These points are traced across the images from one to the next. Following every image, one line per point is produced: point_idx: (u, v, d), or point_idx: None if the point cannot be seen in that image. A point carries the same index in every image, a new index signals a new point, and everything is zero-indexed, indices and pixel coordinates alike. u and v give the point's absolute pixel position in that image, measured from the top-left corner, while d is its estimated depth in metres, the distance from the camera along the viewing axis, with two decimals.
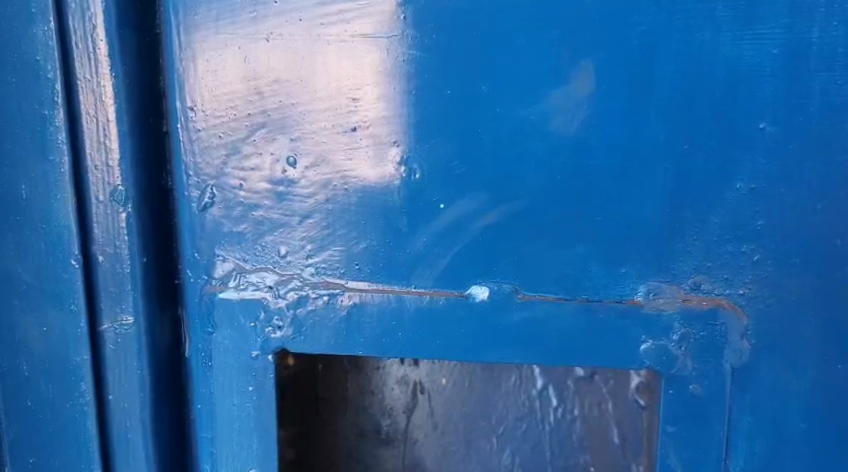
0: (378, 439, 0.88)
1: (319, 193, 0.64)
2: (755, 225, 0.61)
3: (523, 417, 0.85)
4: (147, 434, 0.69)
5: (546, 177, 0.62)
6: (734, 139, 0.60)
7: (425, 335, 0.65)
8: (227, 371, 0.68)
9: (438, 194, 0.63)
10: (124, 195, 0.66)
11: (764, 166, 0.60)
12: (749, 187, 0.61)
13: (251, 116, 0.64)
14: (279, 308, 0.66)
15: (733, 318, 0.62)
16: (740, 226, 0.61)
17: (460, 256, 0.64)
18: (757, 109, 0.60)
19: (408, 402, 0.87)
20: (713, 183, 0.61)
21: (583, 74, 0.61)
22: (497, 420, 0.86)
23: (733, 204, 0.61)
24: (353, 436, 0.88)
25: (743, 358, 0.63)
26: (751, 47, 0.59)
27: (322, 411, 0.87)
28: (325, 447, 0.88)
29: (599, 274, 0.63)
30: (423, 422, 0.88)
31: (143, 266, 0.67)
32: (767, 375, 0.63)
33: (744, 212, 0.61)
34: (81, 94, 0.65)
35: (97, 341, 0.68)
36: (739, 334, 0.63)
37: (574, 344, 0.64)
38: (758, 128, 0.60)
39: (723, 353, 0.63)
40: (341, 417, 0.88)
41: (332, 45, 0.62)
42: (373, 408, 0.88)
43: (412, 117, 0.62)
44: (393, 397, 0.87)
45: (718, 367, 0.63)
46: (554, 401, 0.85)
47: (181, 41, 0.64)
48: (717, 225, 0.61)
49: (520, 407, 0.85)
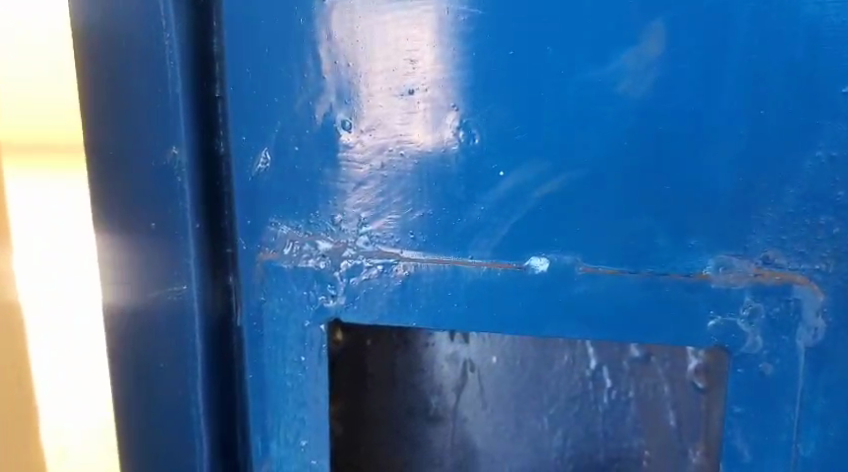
0: (426, 417, 0.86)
1: (374, 158, 0.62)
2: (834, 196, 0.58)
3: (576, 398, 0.84)
4: (198, 403, 0.68)
5: (613, 144, 0.59)
6: (815, 106, 0.57)
7: (481, 308, 0.63)
8: (279, 341, 0.66)
9: (497, 161, 0.61)
10: (179, 161, 0.64)
11: (845, 133, 0.57)
12: (828, 155, 0.58)
13: (305, 79, 0.62)
14: (333, 277, 0.64)
15: (808, 294, 0.60)
16: (817, 197, 0.58)
17: (519, 226, 0.62)
18: (840, 73, 0.56)
19: (458, 379, 0.85)
20: (790, 151, 0.58)
21: (654, 34, 0.57)
22: (547, 400, 0.85)
23: (810, 173, 0.58)
24: (402, 414, 0.86)
25: (817, 337, 0.60)
26: (836, 7, 0.56)
27: (371, 387, 0.85)
28: (374, 426, 0.86)
29: (665, 248, 0.61)
30: (473, 401, 0.86)
31: (195, 233, 0.65)
32: (842, 355, 0.60)
33: (822, 181, 0.58)
34: (134, 57, 0.63)
35: (153, 307, 0.67)
36: (813, 311, 0.60)
37: (638, 319, 0.62)
38: (841, 93, 0.57)
39: (796, 330, 0.60)
40: (391, 393, 0.86)
41: (390, 3, 0.60)
42: (423, 385, 0.85)
43: (472, 80, 0.60)
44: (442, 375, 0.85)
45: (791, 344, 0.61)
46: (608, 383, 0.83)
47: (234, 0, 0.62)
48: (793, 195, 0.59)
49: (573, 388, 0.84)
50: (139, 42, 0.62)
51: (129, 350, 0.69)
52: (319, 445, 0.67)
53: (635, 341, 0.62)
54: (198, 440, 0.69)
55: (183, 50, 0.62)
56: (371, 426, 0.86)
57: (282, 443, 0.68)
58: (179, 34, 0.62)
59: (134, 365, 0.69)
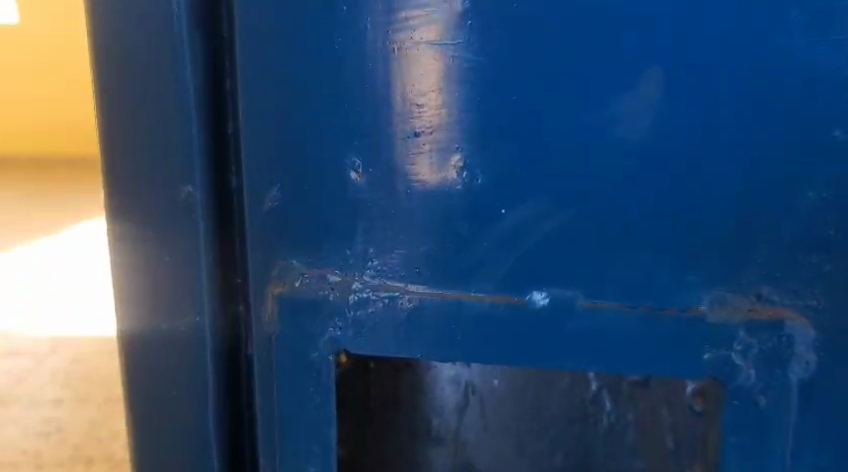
0: (429, 438, 0.90)
1: (382, 195, 0.64)
2: (826, 235, 0.61)
3: (576, 421, 0.87)
4: (210, 426, 0.71)
5: (611, 186, 0.62)
6: (806, 148, 0.60)
7: (484, 339, 0.65)
8: (288, 372, 0.68)
9: (499, 199, 0.63)
10: (195, 198, 0.66)
11: (836, 175, 0.60)
12: (819, 196, 0.60)
13: (314, 120, 0.64)
14: (340, 309, 0.66)
15: (799, 329, 0.62)
16: (810, 235, 0.61)
17: (521, 262, 0.64)
18: (831, 117, 0.59)
19: (461, 403, 0.90)
20: (783, 192, 0.60)
21: (650, 81, 0.60)
22: (550, 424, 0.88)
23: (803, 213, 0.60)
24: (405, 435, 0.89)
25: (809, 370, 0.62)
26: (828, 55, 0.58)
27: (374, 410, 0.86)
28: (378, 448, 0.88)
29: (663, 283, 0.63)
30: (474, 423, 0.90)
31: (209, 267, 0.68)
32: (833, 387, 0.63)
33: (814, 221, 0.61)
34: (149, 98, 0.65)
35: (167, 337, 0.70)
36: (805, 345, 0.62)
37: (637, 353, 0.64)
38: (831, 136, 0.59)
39: (789, 363, 0.62)
40: (394, 416, 0.89)
41: (398, 48, 0.62)
42: (425, 407, 0.89)
43: (475, 123, 0.62)
44: (444, 400, 0.89)
45: (783, 377, 0.63)
46: (607, 407, 0.85)
47: (245, 44, 0.64)
48: (786, 234, 0.61)
49: (574, 410, 0.87)
50: (154, 84, 0.65)
51: (143, 382, 0.71)
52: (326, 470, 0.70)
53: (633, 373, 0.65)
54: (211, 461, 0.72)
55: (198, 93, 0.65)
56: (374, 450, 0.87)
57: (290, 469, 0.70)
58: (195, 77, 0.64)
59: (146, 392, 0.71)
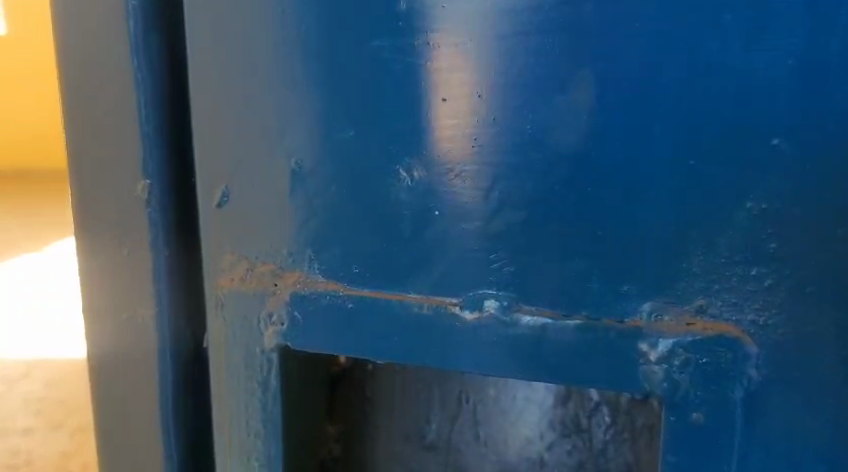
0: (421, 445, 0.88)
1: (318, 195, 0.65)
2: (767, 248, 0.58)
3: (570, 435, 0.84)
4: (168, 414, 0.73)
5: (544, 189, 0.61)
6: (745, 157, 0.58)
7: (420, 341, 0.66)
8: (236, 365, 0.70)
9: (433, 200, 0.63)
10: (150, 191, 0.68)
11: (777, 185, 0.57)
12: (759, 207, 0.58)
13: (258, 117, 0.65)
14: (282, 306, 0.67)
15: (741, 346, 0.60)
16: (750, 248, 0.59)
17: (456, 265, 0.64)
18: (770, 124, 0.57)
19: (454, 411, 0.87)
20: (721, 201, 0.58)
21: (581, 84, 0.59)
22: (544, 436, 0.86)
23: (742, 224, 0.58)
24: (399, 438, 0.89)
25: (750, 389, 0.60)
26: (764, 60, 0.56)
27: (369, 413, 0.89)
28: (370, 443, 0.90)
29: (599, 291, 0.62)
30: (468, 431, 0.87)
31: (167, 260, 0.70)
32: (779, 406, 0.60)
33: (755, 233, 0.58)
34: (109, 94, 0.67)
35: (128, 323, 0.73)
36: (747, 362, 0.60)
37: (571, 363, 0.63)
38: (771, 144, 0.57)
39: (728, 380, 0.60)
40: (385, 420, 0.89)
41: (334, 47, 0.62)
42: (415, 412, 0.88)
43: (405, 123, 0.62)
44: (438, 408, 0.87)
45: (724, 397, 0.61)
46: (604, 421, 0.82)
47: (193, 41, 0.66)
48: (725, 245, 0.59)
49: (568, 425, 0.84)
50: (112, 81, 0.67)
51: (109, 363, 0.74)
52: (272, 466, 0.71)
53: (568, 383, 0.64)
54: (169, 449, 0.74)
55: (152, 86, 0.67)
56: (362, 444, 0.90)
57: (238, 461, 0.72)
58: (150, 74, 0.67)
59: (112, 374, 0.75)
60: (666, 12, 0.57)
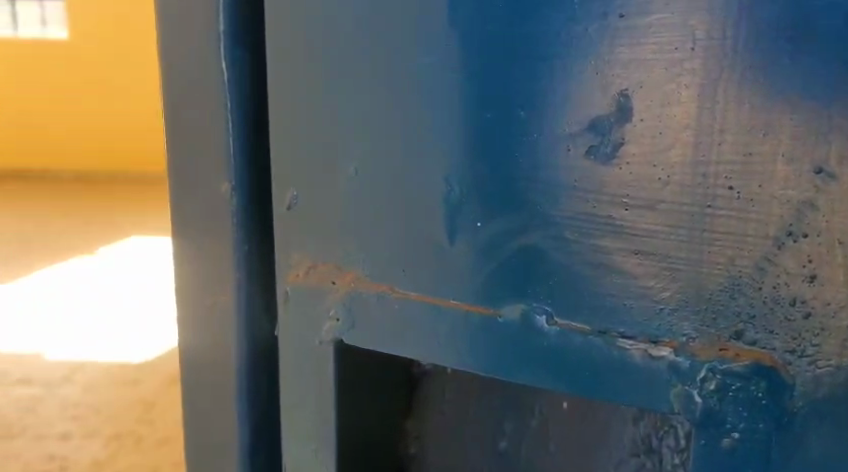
0: (491, 451, 0.86)
1: (370, 201, 0.69)
2: (808, 279, 0.56)
3: (640, 454, 0.76)
4: (242, 396, 0.80)
5: (582, 206, 0.61)
6: (784, 183, 0.55)
7: (460, 344, 0.68)
8: (297, 354, 0.76)
9: (475, 212, 0.65)
10: (231, 192, 0.76)
11: (816, 215, 0.55)
12: (800, 237, 0.56)
13: (321, 127, 0.70)
14: (338, 302, 0.73)
15: (775, 374, 0.58)
16: (789, 276, 0.57)
17: (495, 275, 0.65)
18: (810, 152, 0.55)
19: (525, 421, 0.83)
20: (759, 228, 0.57)
21: (617, 104, 0.59)
22: (613, 453, 0.78)
23: (781, 254, 0.57)
24: (471, 442, 0.87)
25: (783, 421, 0.59)
26: (806, 84, 0.54)
27: (445, 411, 0.88)
28: (444, 442, 0.89)
29: (635, 310, 0.61)
30: (536, 441, 0.82)
31: (244, 254, 0.77)
32: (816, 442, 0.58)
33: (795, 262, 0.56)
34: (201, 102, 0.75)
35: (208, 312, 0.80)
36: (782, 393, 0.58)
37: (601, 380, 0.63)
38: (812, 172, 0.55)
39: (758, 409, 0.59)
40: (457, 421, 0.87)
41: (388, 65, 0.66)
42: (484, 418, 0.85)
43: (453, 139, 0.64)
44: (509, 415, 0.83)
45: (756, 425, 0.59)
46: (679, 445, 0.73)
47: (269, 56, 0.71)
48: (762, 271, 0.57)
49: (639, 445, 0.76)
50: (204, 91, 0.75)
51: (191, 348, 0.82)
52: (328, 449, 0.77)
53: (600, 400, 0.64)
54: (241, 428, 0.81)
55: (238, 101, 0.74)
56: (438, 442, 0.89)
57: (298, 443, 0.79)
58: (233, 85, 0.74)
59: (194, 359, 0.82)
60: (705, 33, 0.55)
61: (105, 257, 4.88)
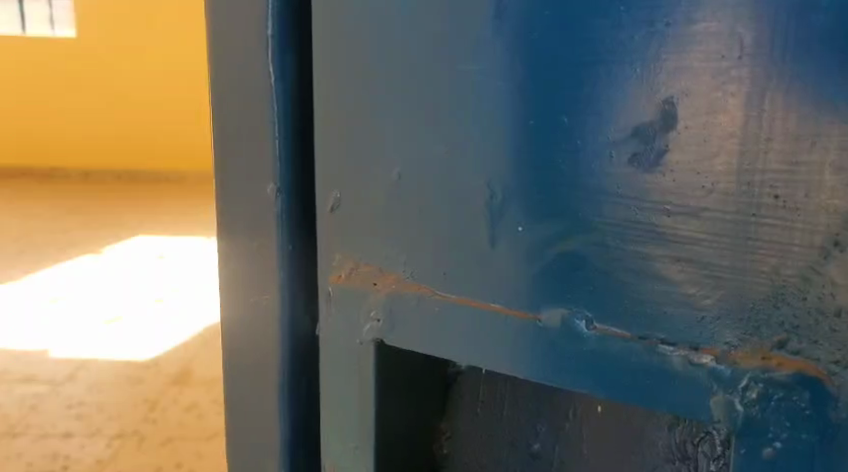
0: (527, 454, 0.85)
1: (413, 204, 0.70)
2: None
3: (675, 462, 0.76)
4: (283, 393, 0.82)
5: (624, 213, 0.61)
6: (832, 192, 0.55)
7: (499, 347, 0.69)
8: (337, 354, 0.77)
9: (518, 217, 0.65)
10: (275, 194, 0.77)
11: None
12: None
13: (366, 130, 0.71)
14: (379, 304, 0.74)
15: (819, 385, 0.58)
16: (835, 286, 0.56)
17: (536, 280, 0.65)
18: None
19: (560, 423, 0.82)
20: (805, 237, 0.56)
21: (662, 111, 0.59)
22: (649, 459, 0.77)
23: (827, 264, 0.56)
24: (506, 445, 0.86)
25: (828, 432, 0.58)
26: None
27: (479, 413, 0.88)
28: (478, 444, 0.88)
29: (677, 318, 0.61)
30: (572, 444, 0.82)
31: (287, 254, 0.78)
32: None
33: (841, 273, 0.56)
34: (250, 105, 0.76)
35: (252, 310, 0.81)
36: (826, 404, 0.58)
37: (641, 386, 0.63)
38: None
39: (801, 419, 0.58)
40: (493, 423, 0.86)
41: (434, 69, 0.67)
42: (520, 420, 0.84)
43: (497, 144, 0.65)
44: (546, 417, 0.83)
45: (799, 437, 0.59)
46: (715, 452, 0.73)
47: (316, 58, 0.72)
48: (808, 280, 0.57)
49: (674, 452, 0.76)
50: (252, 93, 0.76)
51: (234, 346, 0.83)
52: (366, 448, 0.78)
53: (639, 406, 0.64)
54: (282, 424, 0.82)
55: (285, 103, 0.76)
56: (471, 445, 0.89)
57: (337, 442, 0.79)
58: (280, 88, 0.75)
59: (236, 356, 0.83)
60: (752, 42, 0.55)
61: (127, 256, 4.94)
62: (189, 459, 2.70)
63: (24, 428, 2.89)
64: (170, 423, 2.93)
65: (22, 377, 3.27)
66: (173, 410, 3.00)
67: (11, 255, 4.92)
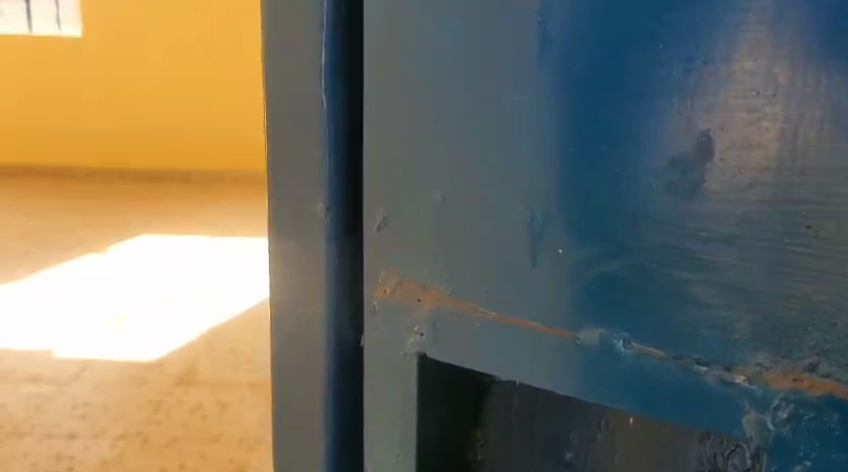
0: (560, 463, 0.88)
1: (457, 224, 0.73)
2: None
3: None
4: (330, 400, 0.86)
5: (660, 238, 0.64)
6: None
7: (539, 363, 0.72)
8: (381, 365, 0.81)
9: (557, 240, 0.68)
10: (324, 211, 0.81)
11: None
12: None
13: (413, 154, 0.74)
14: (422, 318, 0.77)
15: None
16: None
17: (574, 300, 0.69)
18: None
19: (592, 434, 0.86)
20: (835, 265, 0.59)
21: (699, 142, 0.62)
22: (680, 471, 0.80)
23: None
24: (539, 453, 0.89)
25: None
26: None
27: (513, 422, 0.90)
28: (510, 453, 0.91)
29: (710, 340, 0.64)
30: (603, 455, 0.86)
31: (334, 269, 0.82)
32: None
33: None
34: (299, 128, 0.80)
35: (299, 322, 0.85)
36: None
37: (676, 403, 0.66)
38: None
39: (831, 439, 0.61)
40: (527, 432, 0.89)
41: (480, 97, 0.70)
42: (554, 431, 0.88)
43: (539, 170, 0.68)
44: (579, 428, 0.87)
45: (829, 456, 0.61)
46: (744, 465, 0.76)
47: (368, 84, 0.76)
48: (837, 306, 0.60)
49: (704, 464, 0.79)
50: (302, 116, 0.80)
51: (282, 355, 0.87)
52: (408, 456, 0.82)
53: (674, 422, 0.67)
54: (326, 429, 0.86)
55: (335, 126, 0.79)
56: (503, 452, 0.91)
57: (380, 451, 0.83)
58: (331, 111, 0.79)
59: (284, 365, 0.87)
60: (786, 80, 0.58)
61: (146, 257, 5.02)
62: (189, 459, 2.76)
63: (28, 428, 2.95)
64: (175, 423, 3.00)
65: (27, 377, 3.34)
66: (175, 409, 3.06)
67: (22, 255, 4.99)
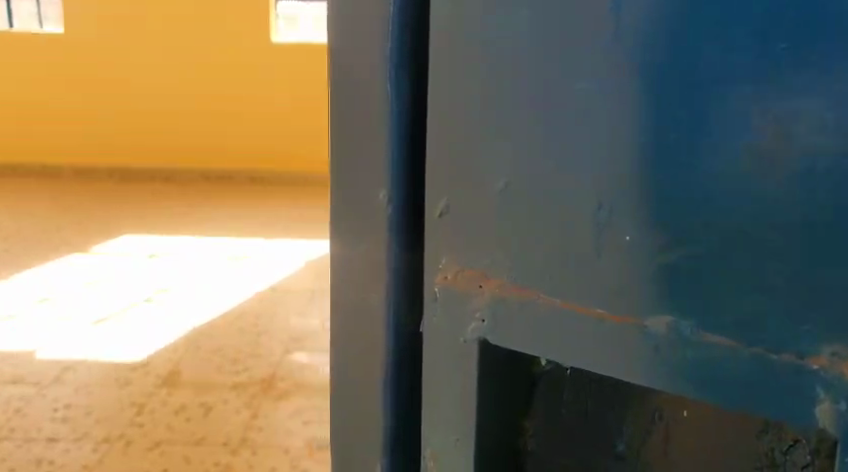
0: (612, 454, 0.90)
1: (523, 212, 0.74)
2: None
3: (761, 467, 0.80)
4: (387, 385, 0.87)
5: (731, 226, 0.65)
6: None
7: (607, 352, 0.73)
8: (440, 351, 0.82)
9: (628, 229, 0.69)
10: (386, 198, 0.82)
11: None
12: None
13: (479, 141, 0.75)
14: (485, 304, 0.78)
15: None
16: None
17: (641, 288, 0.70)
18: None
19: (647, 425, 0.87)
20: None
21: (773, 132, 0.63)
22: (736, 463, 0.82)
23: None
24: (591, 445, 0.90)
25: None
26: None
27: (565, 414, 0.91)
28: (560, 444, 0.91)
29: (779, 328, 0.65)
30: (657, 446, 0.87)
31: (395, 256, 0.83)
32: None
33: None
34: (365, 115, 0.81)
35: (360, 308, 0.86)
36: None
37: (749, 392, 0.67)
38: None
39: None
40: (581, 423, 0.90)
41: (550, 85, 0.71)
42: (607, 422, 0.89)
43: (608, 158, 0.69)
44: (633, 419, 0.88)
45: None
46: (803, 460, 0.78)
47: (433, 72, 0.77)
48: None
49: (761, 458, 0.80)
50: (368, 104, 0.81)
51: (341, 340, 0.89)
52: (467, 442, 0.83)
53: (747, 410, 0.68)
54: (385, 414, 0.88)
55: (401, 113, 0.81)
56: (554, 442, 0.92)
57: (439, 436, 0.85)
58: (396, 99, 0.80)
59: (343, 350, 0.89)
60: None
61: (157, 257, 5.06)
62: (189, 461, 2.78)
63: (31, 428, 2.99)
64: (169, 424, 3.02)
65: (35, 376, 3.37)
66: (176, 410, 3.08)
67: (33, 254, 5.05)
